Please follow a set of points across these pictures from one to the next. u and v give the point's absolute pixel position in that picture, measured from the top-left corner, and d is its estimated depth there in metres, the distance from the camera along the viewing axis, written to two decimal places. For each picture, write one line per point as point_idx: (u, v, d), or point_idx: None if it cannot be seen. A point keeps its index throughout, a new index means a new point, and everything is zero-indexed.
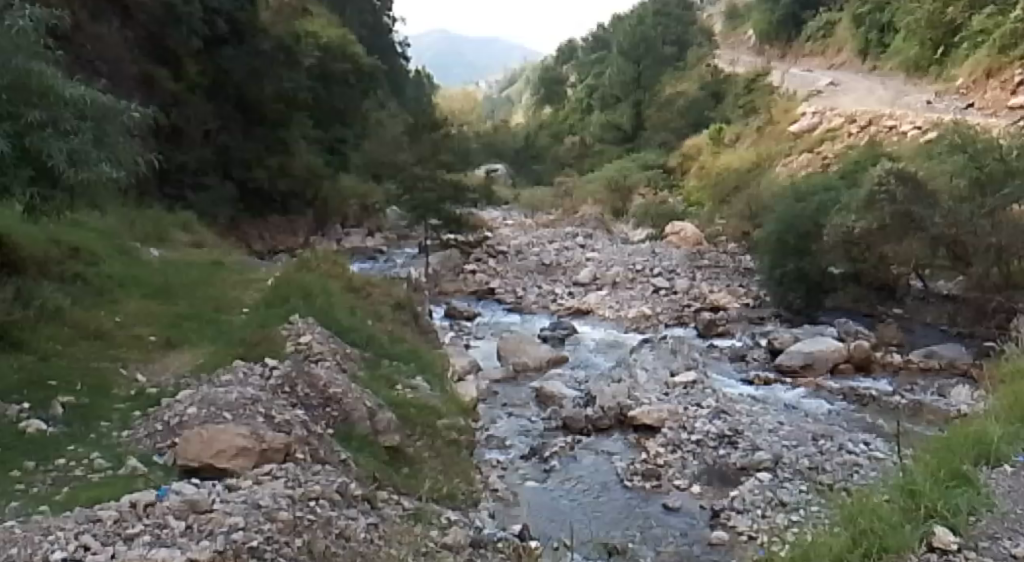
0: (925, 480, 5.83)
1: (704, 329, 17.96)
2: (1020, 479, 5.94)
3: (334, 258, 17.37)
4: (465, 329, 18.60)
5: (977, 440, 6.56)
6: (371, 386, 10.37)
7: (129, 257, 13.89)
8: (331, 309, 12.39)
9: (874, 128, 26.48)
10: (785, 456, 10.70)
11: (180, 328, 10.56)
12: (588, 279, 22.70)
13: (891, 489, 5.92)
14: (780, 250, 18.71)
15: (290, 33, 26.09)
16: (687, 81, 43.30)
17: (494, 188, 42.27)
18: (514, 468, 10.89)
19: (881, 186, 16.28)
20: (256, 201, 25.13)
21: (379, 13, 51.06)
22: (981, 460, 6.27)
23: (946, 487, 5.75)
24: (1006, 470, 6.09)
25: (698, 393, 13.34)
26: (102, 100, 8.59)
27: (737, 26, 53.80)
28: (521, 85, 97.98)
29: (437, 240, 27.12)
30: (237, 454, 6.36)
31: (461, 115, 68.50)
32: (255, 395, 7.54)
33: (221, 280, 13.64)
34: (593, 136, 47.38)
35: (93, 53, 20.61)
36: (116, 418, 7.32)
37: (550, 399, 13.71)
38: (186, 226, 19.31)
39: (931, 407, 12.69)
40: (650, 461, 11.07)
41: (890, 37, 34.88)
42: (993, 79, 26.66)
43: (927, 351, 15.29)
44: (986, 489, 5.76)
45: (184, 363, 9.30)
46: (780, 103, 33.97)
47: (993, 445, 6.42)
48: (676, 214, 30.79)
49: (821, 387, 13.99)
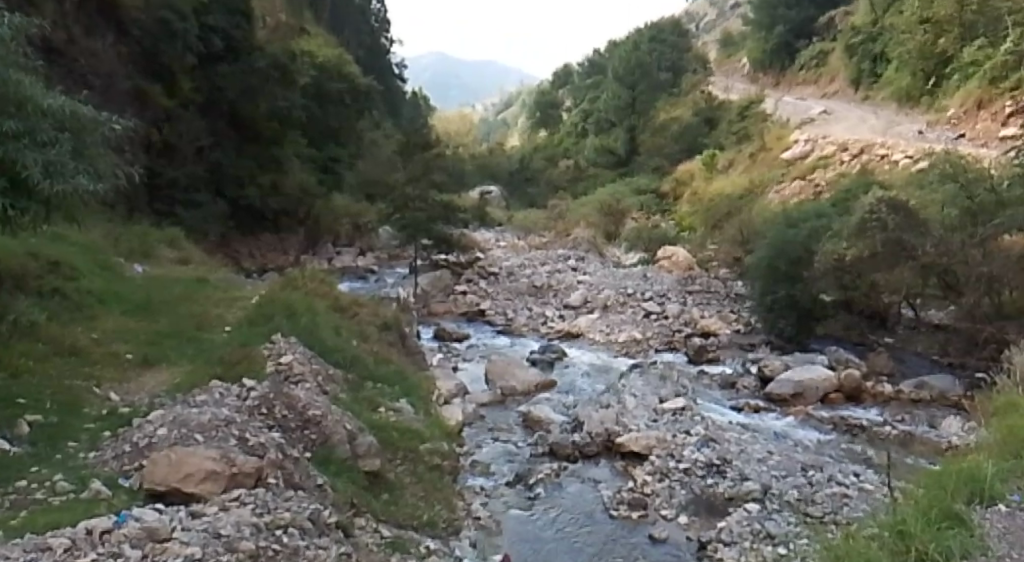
0: (916, 519, 5.68)
1: (694, 355, 17.81)
2: (1016, 520, 5.75)
3: (322, 276, 17.18)
4: (454, 351, 18.39)
5: (971, 476, 6.38)
6: (353, 408, 10.15)
7: (111, 272, 13.68)
8: (316, 328, 12.18)
9: (866, 157, 26.56)
10: (774, 487, 10.51)
11: (158, 346, 10.32)
12: (579, 302, 22.55)
13: (880, 530, 5.77)
14: (771, 276, 18.60)
15: (286, 52, 26.06)
16: (682, 107, 43.50)
17: (487, 209, 42.19)
18: (497, 495, 10.66)
19: (873, 214, 16.22)
20: (246, 218, 24.94)
21: (377, 35, 51.21)
22: (975, 500, 6.09)
23: (938, 528, 5.58)
24: (1001, 510, 5.91)
25: (687, 420, 13.14)
26: (84, 111, 8.44)
27: (732, 53, 54.20)
28: (518, 108, 98.38)
29: (428, 261, 26.99)
30: (205, 478, 6.13)
31: (455, 137, 68.62)
32: (230, 416, 7.33)
33: (204, 297, 13.43)
34: (587, 160, 47.47)
35: (86, 68, 20.24)
36: (84, 439, 7.07)
37: (537, 423, 13.50)
38: (173, 242, 19.09)
39: (921, 438, 12.54)
40: (637, 490, 10.85)
41: (883, 66, 35.13)
42: (984, 110, 26.79)
43: (918, 381, 15.13)
44: (980, 530, 5.59)
45: (160, 383, 9.07)
46: (773, 130, 34.10)
47: (987, 483, 6.23)
48: (669, 238, 30.71)
49: (811, 416, 13.82)
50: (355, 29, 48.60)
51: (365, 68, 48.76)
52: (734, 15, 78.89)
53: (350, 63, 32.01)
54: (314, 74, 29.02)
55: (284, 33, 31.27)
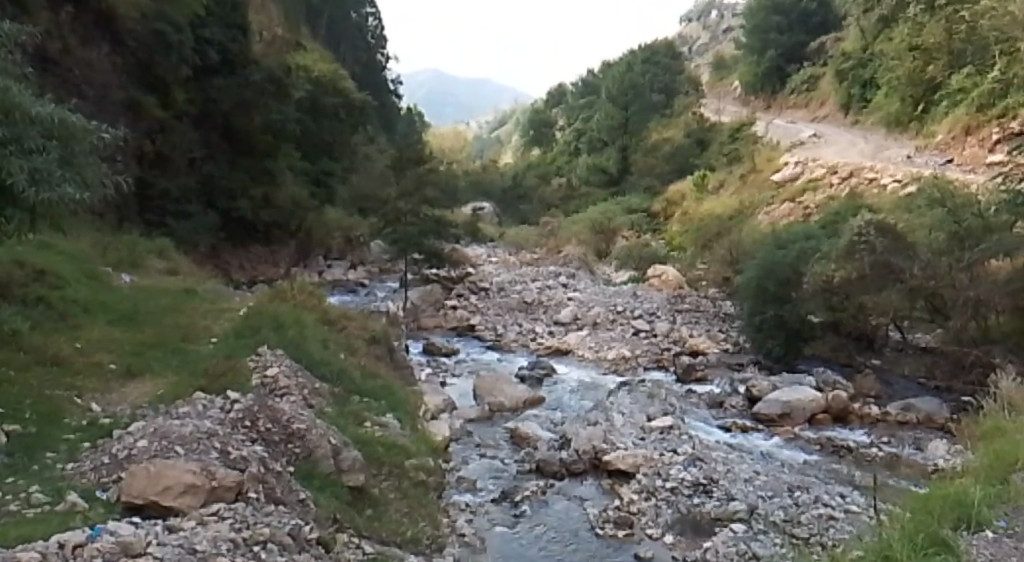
0: (902, 544, 5.66)
1: (683, 374, 17.80)
2: (1002, 548, 5.71)
3: (311, 288, 17.10)
4: (442, 366, 18.31)
5: (958, 502, 6.35)
6: (339, 422, 10.06)
7: (97, 281, 13.58)
8: (302, 341, 12.11)
9: (856, 180, 26.76)
10: (760, 508, 10.46)
11: (143, 357, 10.23)
12: (569, 319, 22.53)
13: (866, 555, 5.76)
14: (760, 297, 18.64)
15: (280, 66, 26.10)
16: (674, 127, 43.75)
17: (479, 225, 42.21)
18: (483, 512, 10.57)
19: (861, 236, 16.34)
20: (236, 230, 24.86)
21: (373, 50, 51.38)
22: (961, 525, 6.07)
23: (924, 554, 5.55)
24: (987, 537, 5.88)
25: (674, 439, 13.10)
26: (73, 119, 8.41)
27: (724, 76, 54.66)
28: (511, 126, 98.74)
29: (418, 275, 26.94)
30: (184, 491, 6.05)
31: (448, 152, 68.79)
32: (212, 428, 7.26)
33: (190, 308, 13.35)
34: (579, 179, 47.64)
35: (80, 78, 20.23)
36: (64, 450, 6.98)
37: (524, 440, 13.43)
38: (161, 252, 18.99)
39: (908, 460, 12.55)
40: (623, 508, 10.78)
41: (872, 92, 35.48)
42: (971, 137, 27.11)
43: (905, 404, 15.15)
44: (967, 558, 5.53)
45: (143, 394, 8.98)
46: (764, 153, 34.33)
47: (974, 508, 6.21)
48: (659, 257, 30.79)
49: (798, 436, 13.81)
50: (350, 44, 48.81)
51: (359, 83, 48.90)
52: (727, 38, 79.66)
53: (344, 78, 32.07)
54: (308, 88, 29.06)
55: (279, 46, 31.32)
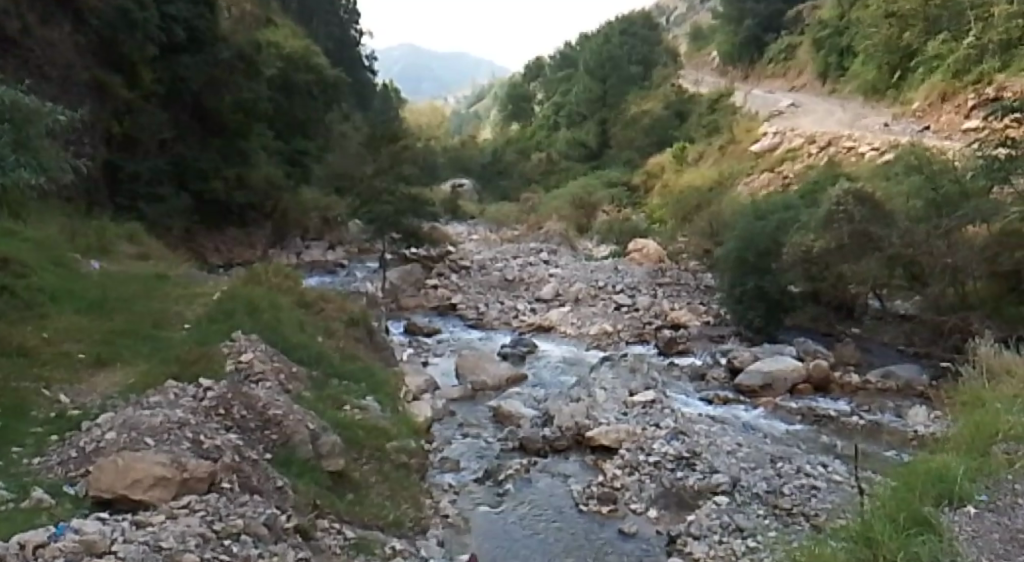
0: (883, 525, 5.64)
1: (665, 347, 17.80)
2: (986, 523, 5.66)
3: (288, 270, 16.85)
4: (424, 346, 18.18)
5: (940, 478, 6.29)
6: (318, 407, 9.91)
7: (65, 268, 13.28)
8: (277, 325, 11.93)
9: (834, 149, 26.72)
10: (743, 480, 10.45)
11: (113, 345, 10.01)
12: (551, 295, 22.43)
13: (848, 538, 5.72)
14: (740, 268, 18.62)
15: (251, 44, 25.59)
16: (653, 100, 43.49)
17: (459, 202, 41.89)
18: (466, 492, 10.51)
19: (841, 206, 16.35)
20: (211, 213, 24.47)
21: (346, 26, 50.67)
22: (944, 501, 6.04)
23: (906, 535, 5.50)
24: (970, 512, 5.83)
25: (657, 413, 13.07)
26: (26, 101, 8.17)
27: (702, 47, 54.38)
28: (490, 100, 97.96)
29: (397, 255, 26.70)
30: (154, 484, 5.88)
31: (427, 129, 68.12)
32: (184, 418, 7.09)
33: (162, 294, 13.08)
34: (558, 153, 47.36)
35: (43, 59, 19.71)
36: (30, 444, 6.80)
37: (507, 418, 13.35)
38: (132, 237, 18.60)
39: (889, 428, 12.61)
40: (607, 484, 10.74)
41: (849, 60, 35.41)
42: (948, 103, 27.04)
43: (885, 372, 15.21)
44: (950, 535, 5.48)
45: (113, 384, 8.78)
46: (743, 123, 34.25)
47: (955, 484, 6.17)
48: (640, 231, 30.70)
49: (780, 407, 13.83)
50: (323, 20, 48.05)
51: (334, 60, 48.21)
52: (704, 9, 79.23)
53: (317, 55, 31.53)
54: (280, 65, 28.56)
55: (249, 24, 30.71)
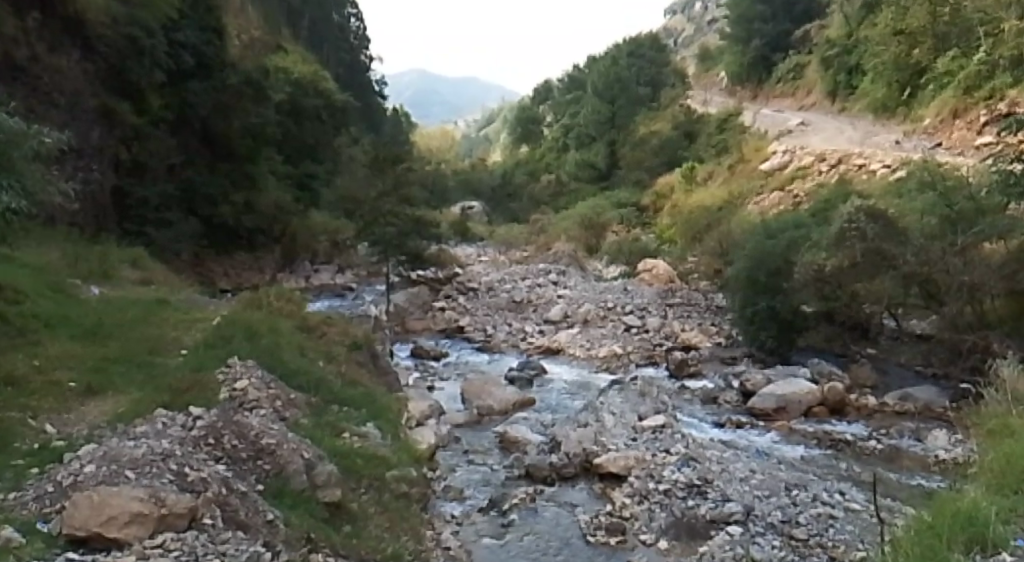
0: None
1: (675, 370, 17.42)
2: None
3: (292, 294, 16.62)
4: (431, 369, 17.85)
5: (969, 519, 5.81)
6: (315, 434, 9.60)
7: (63, 294, 13.11)
8: (276, 351, 11.68)
9: (845, 166, 26.45)
10: (756, 509, 10.05)
11: (106, 373, 9.76)
12: (559, 316, 22.09)
13: None
14: (751, 288, 18.29)
15: (258, 69, 25.62)
16: (661, 120, 43.28)
17: (469, 225, 41.74)
18: (469, 523, 10.15)
19: (852, 223, 15.96)
20: (220, 237, 24.29)
21: (357, 52, 50.94)
22: (975, 546, 5.51)
23: None
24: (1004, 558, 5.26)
25: (667, 438, 12.67)
26: (12, 125, 8.29)
27: (710, 67, 54.32)
28: (500, 124, 98.08)
29: (405, 277, 26.49)
30: (130, 520, 5.58)
31: (437, 153, 68.28)
32: (169, 449, 6.85)
33: (160, 319, 12.86)
34: (568, 175, 47.26)
35: (50, 86, 19.40)
36: (9, 478, 6.51)
37: (513, 444, 13.02)
38: (136, 262, 18.41)
39: (908, 453, 12.20)
40: (615, 513, 10.36)
41: (858, 78, 35.21)
42: (959, 120, 26.79)
43: (902, 394, 14.79)
44: None
45: (104, 412, 8.53)
46: (752, 142, 34.01)
47: (988, 527, 5.64)
48: (650, 251, 30.40)
49: (794, 431, 13.42)
50: (334, 47, 48.44)
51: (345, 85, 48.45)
52: (711, 30, 79.43)
53: (326, 80, 31.57)
54: (288, 90, 28.58)
55: (256, 50, 30.88)
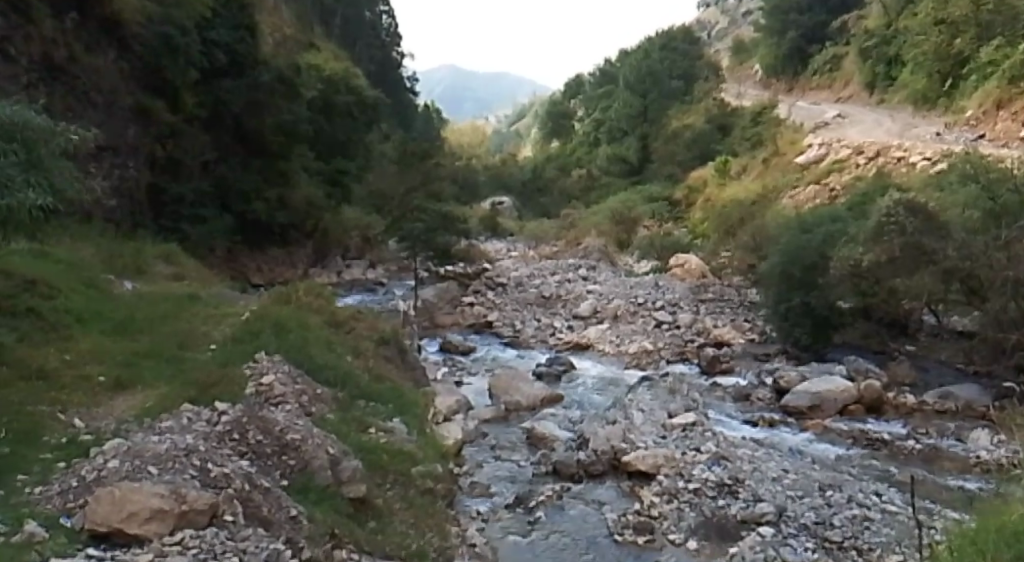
0: None
1: (707, 366, 17.16)
2: None
3: (321, 289, 16.66)
4: (459, 365, 17.78)
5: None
6: (341, 430, 9.55)
7: (96, 290, 13.24)
8: (304, 346, 11.69)
9: (883, 159, 25.88)
10: (789, 509, 9.81)
11: (135, 367, 9.81)
12: (589, 312, 21.90)
13: None
14: (785, 284, 17.95)
15: (290, 66, 25.74)
16: (694, 113, 42.77)
17: (499, 219, 41.68)
18: (495, 520, 10.05)
19: (890, 217, 15.54)
20: (253, 233, 24.44)
21: (388, 48, 51.07)
22: None
23: None
24: None
25: (697, 436, 12.45)
26: (39, 122, 8.51)
27: (744, 59, 53.53)
28: (530, 118, 97.94)
29: (434, 272, 26.46)
30: (151, 517, 5.58)
31: (468, 148, 68.36)
32: (193, 444, 6.84)
33: (190, 314, 12.94)
34: (599, 169, 46.96)
35: (87, 84, 19.73)
36: (35, 472, 6.53)
37: (540, 441, 12.89)
38: (170, 257, 18.59)
39: (948, 453, 11.86)
40: (643, 513, 10.19)
41: (898, 69, 34.40)
42: (1003, 110, 26.02)
43: (942, 392, 14.40)
44: None
45: (131, 407, 8.55)
46: (787, 136, 33.45)
47: None
48: (681, 246, 30.06)
49: (829, 429, 13.11)
50: (367, 43, 48.61)
51: (377, 82, 48.64)
52: (746, 22, 78.34)
53: (357, 76, 31.60)
54: (321, 87, 28.66)
55: (288, 47, 31.06)
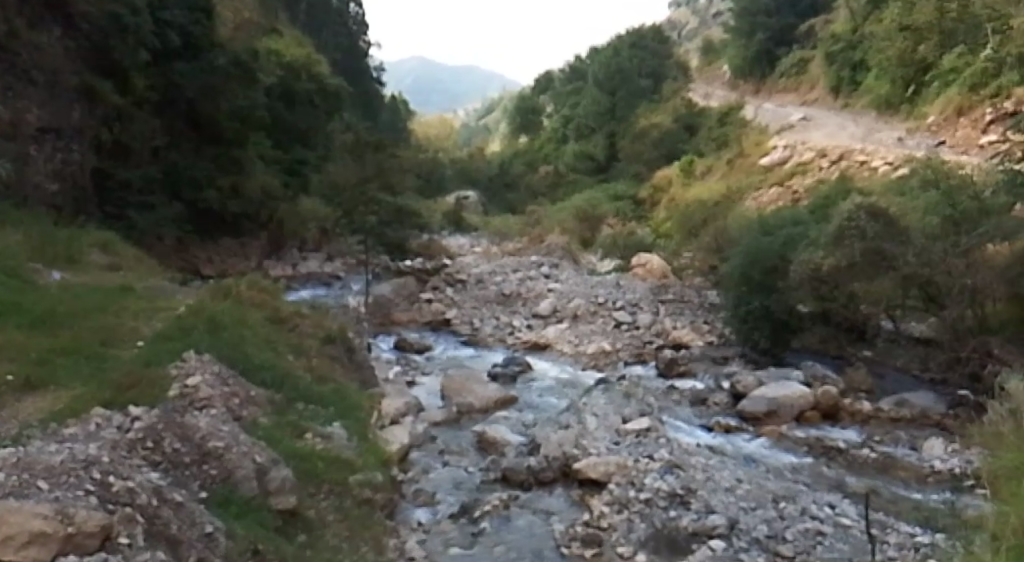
0: None
1: (665, 369, 16.82)
2: None
3: (268, 283, 15.95)
4: (413, 364, 17.23)
5: None
6: (272, 435, 8.98)
7: (19, 281, 12.44)
8: (240, 344, 11.11)
9: (846, 163, 25.85)
10: (741, 522, 9.47)
11: (50, 365, 9.13)
12: (548, 311, 21.47)
13: None
14: (746, 287, 17.68)
15: (248, 51, 24.80)
16: (661, 113, 42.61)
17: (463, 214, 41.11)
18: (437, 531, 9.56)
19: (852, 221, 15.29)
20: (205, 222, 23.57)
21: (356, 37, 50.03)
22: None
23: None
24: None
25: (650, 443, 12.08)
26: None
27: (713, 60, 53.52)
28: (500, 114, 97.49)
29: (392, 267, 25.86)
30: (29, 542, 5.10)
31: (436, 141, 67.67)
32: (94, 455, 6.27)
33: (121, 307, 12.22)
34: (566, 167, 46.60)
35: (29, 63, 18.72)
36: None
37: (490, 445, 12.43)
38: (110, 245, 17.75)
39: (904, 463, 11.65)
40: (592, 524, 9.78)
41: (862, 74, 34.52)
42: (964, 118, 26.15)
43: (898, 400, 14.21)
44: None
45: (38, 410, 7.91)
46: (752, 137, 33.32)
47: None
48: (645, 246, 29.80)
49: (785, 436, 12.83)
50: (334, 31, 47.52)
51: (343, 72, 47.58)
52: (716, 23, 78.71)
53: (319, 64, 30.66)
54: (280, 74, 27.68)
55: (247, 32, 30.03)
